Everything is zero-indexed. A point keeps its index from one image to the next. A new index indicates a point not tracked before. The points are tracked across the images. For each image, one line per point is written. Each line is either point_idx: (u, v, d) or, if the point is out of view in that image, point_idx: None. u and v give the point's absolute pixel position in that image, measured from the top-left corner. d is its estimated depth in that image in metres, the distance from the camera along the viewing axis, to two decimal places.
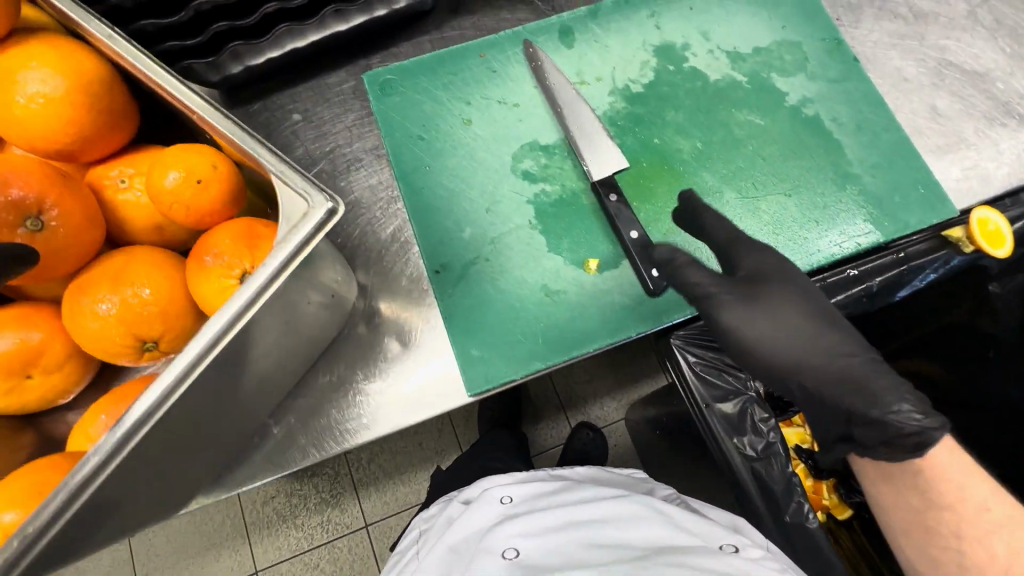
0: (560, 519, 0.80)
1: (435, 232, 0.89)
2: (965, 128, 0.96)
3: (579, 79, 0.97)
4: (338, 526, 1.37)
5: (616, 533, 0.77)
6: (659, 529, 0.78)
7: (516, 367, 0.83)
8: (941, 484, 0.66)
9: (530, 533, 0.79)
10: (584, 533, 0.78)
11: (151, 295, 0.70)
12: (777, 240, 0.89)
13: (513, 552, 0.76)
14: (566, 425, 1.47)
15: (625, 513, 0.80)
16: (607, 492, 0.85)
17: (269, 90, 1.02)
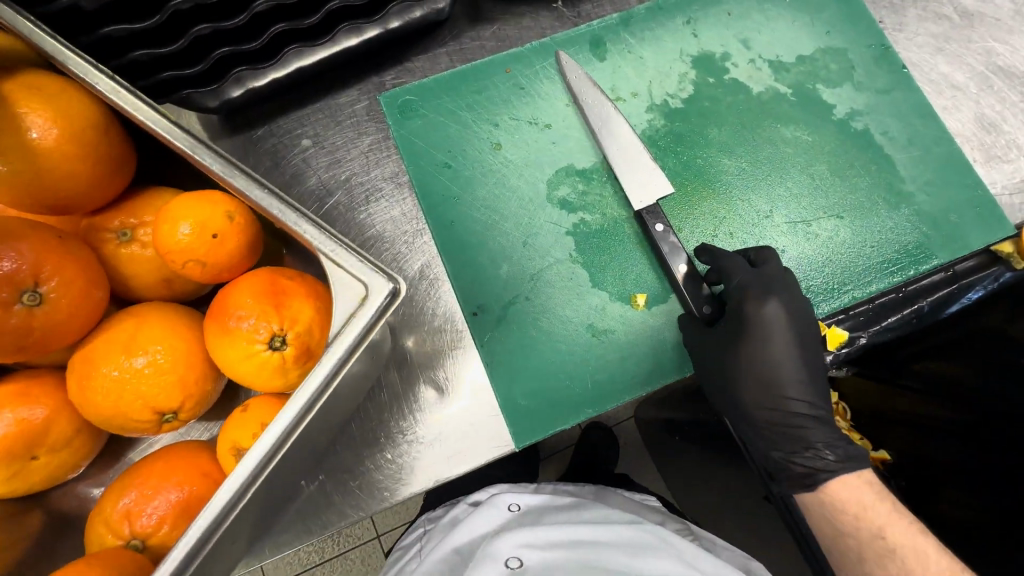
0: (569, 537, 0.78)
1: (471, 270, 0.83)
2: (1019, 138, 0.91)
3: (614, 95, 0.90)
4: (350, 536, 1.33)
5: (623, 558, 0.74)
6: (673, 561, 0.74)
7: (565, 414, 0.79)
8: (849, 516, 0.70)
9: (537, 547, 0.77)
10: (589, 553, 0.74)
11: (167, 362, 0.56)
12: (830, 266, 0.85)
13: (516, 562, 0.74)
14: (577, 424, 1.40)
15: (634, 539, 0.77)
16: (620, 516, 0.83)
17: (274, 113, 0.94)
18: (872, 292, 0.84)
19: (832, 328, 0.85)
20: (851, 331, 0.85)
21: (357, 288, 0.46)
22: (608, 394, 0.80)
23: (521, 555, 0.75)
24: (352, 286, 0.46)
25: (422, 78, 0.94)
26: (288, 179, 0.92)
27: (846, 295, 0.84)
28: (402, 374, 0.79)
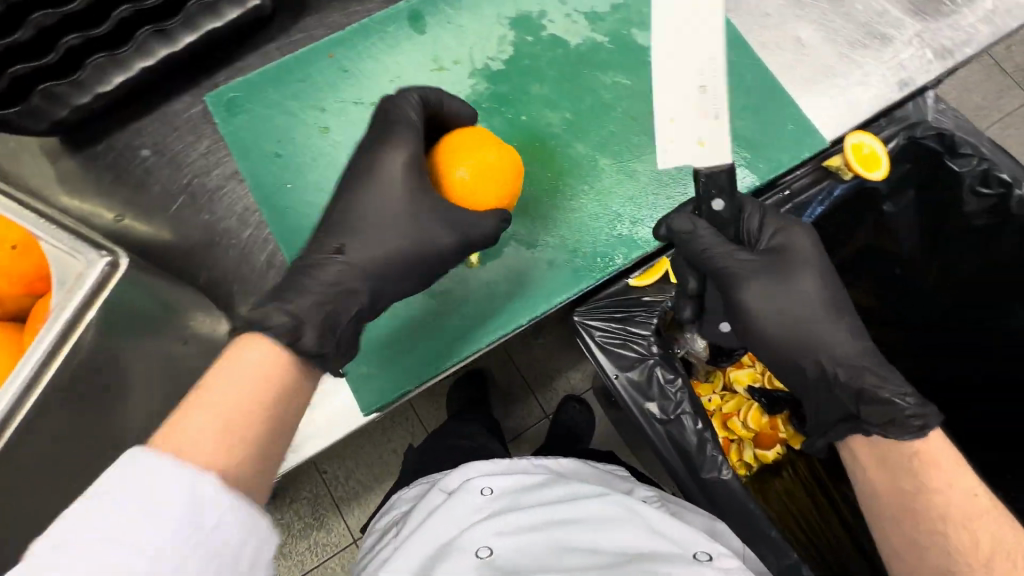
0: (538, 519, 0.76)
1: (307, 252, 0.85)
2: (829, 58, 0.97)
3: (437, 65, 0.92)
4: (329, 545, 1.33)
5: (591, 535, 0.74)
6: (637, 531, 0.75)
7: (411, 374, 0.82)
8: (932, 473, 0.65)
9: (507, 532, 0.75)
10: (558, 535, 0.74)
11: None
12: (657, 199, 0.88)
13: (486, 551, 0.73)
14: (538, 404, 1.41)
15: (603, 515, 0.77)
16: (586, 489, 0.81)
17: (110, 127, 0.95)
18: None
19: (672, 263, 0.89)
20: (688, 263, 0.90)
21: (74, 262, 0.68)
22: (452, 352, 0.82)
23: (491, 543, 0.74)
24: (69, 262, 0.68)
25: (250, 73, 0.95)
26: (135, 191, 0.94)
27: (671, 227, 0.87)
28: None
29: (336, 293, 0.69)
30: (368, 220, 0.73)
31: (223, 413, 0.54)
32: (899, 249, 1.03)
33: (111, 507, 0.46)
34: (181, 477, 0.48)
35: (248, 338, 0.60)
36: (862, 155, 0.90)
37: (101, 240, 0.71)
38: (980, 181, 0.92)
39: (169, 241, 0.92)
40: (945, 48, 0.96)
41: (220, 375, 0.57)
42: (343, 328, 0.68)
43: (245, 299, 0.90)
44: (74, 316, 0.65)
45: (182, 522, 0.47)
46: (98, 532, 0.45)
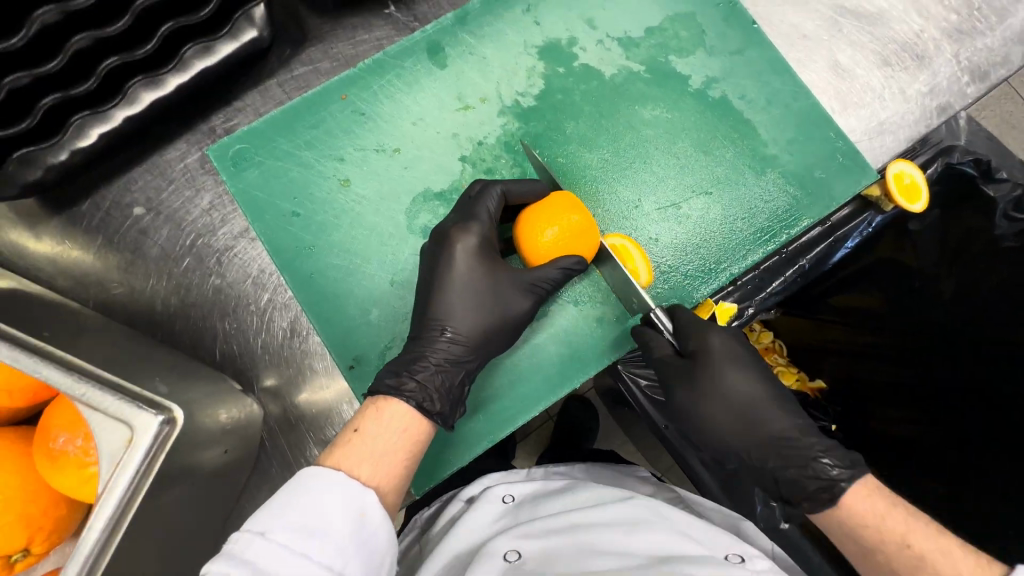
0: (565, 522, 0.73)
1: (339, 322, 0.78)
2: (872, 79, 0.91)
3: (462, 103, 0.85)
4: None
5: (621, 538, 0.70)
6: (668, 536, 0.70)
7: (465, 449, 0.80)
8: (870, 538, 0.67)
9: (534, 535, 0.72)
10: (585, 537, 0.70)
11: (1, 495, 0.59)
12: (705, 246, 0.84)
13: (515, 553, 0.70)
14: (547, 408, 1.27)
15: (630, 517, 0.73)
16: (612, 494, 0.78)
17: (94, 185, 0.84)
18: (748, 264, 0.84)
19: (720, 303, 0.86)
20: (739, 303, 0.88)
21: (122, 430, 0.54)
22: (503, 421, 0.80)
23: (519, 546, 0.71)
24: (116, 428, 0.54)
25: (254, 117, 0.85)
26: (130, 255, 0.84)
27: (722, 276, 0.84)
28: (291, 436, 0.83)
29: (443, 374, 0.71)
30: (456, 306, 0.74)
31: (380, 457, 0.61)
32: (920, 263, 0.95)
33: (281, 524, 0.51)
34: (346, 504, 0.54)
35: (394, 399, 0.66)
36: (904, 186, 0.86)
37: (145, 392, 0.58)
38: (1013, 206, 0.87)
39: (176, 309, 0.83)
40: (980, 69, 0.92)
41: (375, 421, 0.64)
42: (456, 397, 0.71)
43: (270, 368, 0.83)
44: (131, 488, 0.54)
45: (343, 546, 0.52)
46: (273, 543, 0.50)
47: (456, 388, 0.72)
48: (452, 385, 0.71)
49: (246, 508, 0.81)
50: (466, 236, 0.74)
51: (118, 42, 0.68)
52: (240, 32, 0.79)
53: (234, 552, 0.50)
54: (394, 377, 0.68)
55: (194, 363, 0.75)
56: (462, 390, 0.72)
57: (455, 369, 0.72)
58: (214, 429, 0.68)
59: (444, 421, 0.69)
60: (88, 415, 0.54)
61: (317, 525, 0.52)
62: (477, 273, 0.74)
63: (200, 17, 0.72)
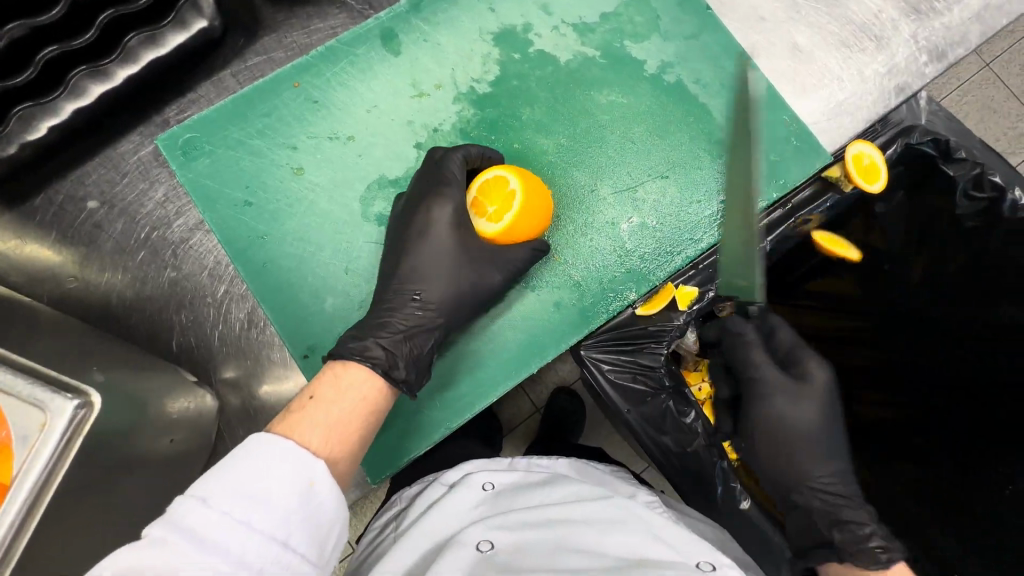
0: (540, 517, 0.73)
1: (293, 312, 0.78)
2: (830, 61, 0.91)
3: (416, 91, 0.84)
4: None
5: (596, 538, 0.69)
6: (640, 538, 0.70)
7: (421, 437, 0.80)
8: None
9: (509, 528, 0.72)
10: (559, 533, 0.70)
11: None
12: (662, 230, 0.85)
13: (487, 545, 0.70)
14: (525, 400, 1.28)
15: (605, 517, 0.72)
16: (593, 490, 0.77)
17: (45, 178, 0.83)
18: (704, 247, 0.85)
19: (680, 287, 0.83)
20: (701, 286, 0.84)
21: (35, 413, 0.51)
22: (462, 408, 0.80)
23: (492, 538, 0.71)
24: (29, 412, 0.51)
25: (206, 107, 0.85)
26: (84, 249, 0.83)
27: (678, 258, 0.84)
28: (251, 428, 0.83)
29: (408, 341, 0.71)
30: (424, 262, 0.75)
31: (333, 426, 0.59)
32: (887, 245, 0.96)
33: (225, 492, 0.49)
34: (294, 473, 0.52)
35: (354, 363, 0.66)
36: (863, 166, 0.86)
37: (63, 376, 0.55)
38: (973, 185, 0.86)
39: (132, 302, 0.83)
40: (939, 49, 0.91)
41: (332, 389, 0.62)
42: (421, 365, 0.71)
43: (228, 360, 0.83)
44: (45, 476, 0.51)
45: (291, 517, 0.50)
46: (216, 512, 0.48)
47: (421, 354, 0.71)
48: (418, 352, 0.71)
49: None
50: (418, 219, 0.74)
51: (56, 31, 0.70)
52: (187, 23, 0.80)
53: (175, 519, 0.47)
54: (358, 341, 0.68)
55: (147, 355, 0.75)
56: (428, 357, 0.72)
57: (424, 334, 0.73)
58: (160, 417, 0.68)
59: (407, 387, 0.68)
60: (1, 400, 0.51)
61: (266, 491, 0.50)
62: (443, 241, 0.75)
63: (138, 5, 0.73)
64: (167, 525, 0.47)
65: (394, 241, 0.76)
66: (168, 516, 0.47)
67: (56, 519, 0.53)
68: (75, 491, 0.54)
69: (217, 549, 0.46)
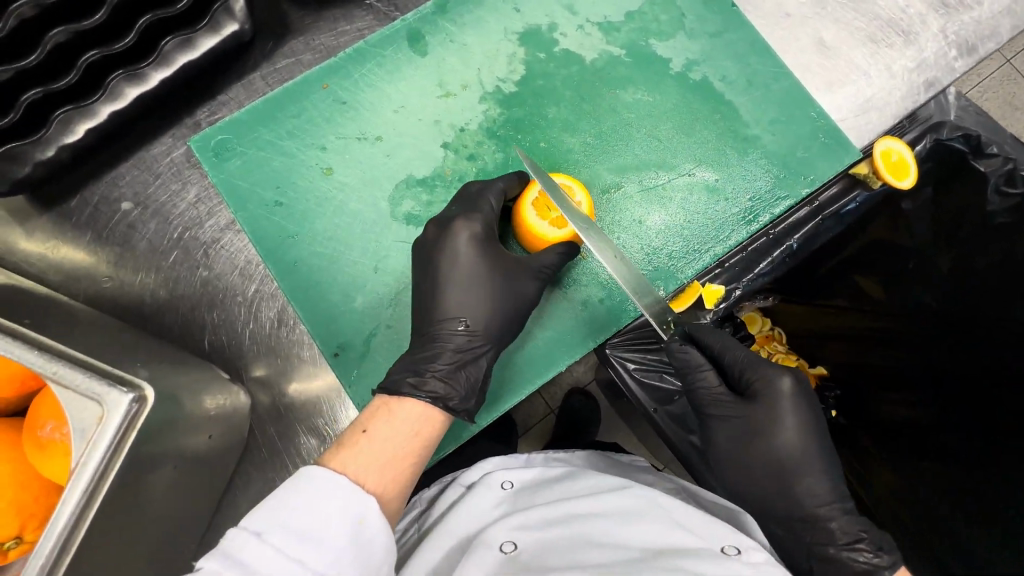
0: (562, 512, 0.73)
1: (323, 310, 0.79)
2: (856, 57, 0.89)
3: (443, 91, 0.85)
4: None
5: (616, 530, 0.69)
6: (662, 525, 0.69)
7: (448, 436, 0.80)
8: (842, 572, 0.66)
9: (533, 527, 0.72)
10: (581, 528, 0.70)
11: None
12: (690, 228, 0.84)
13: (510, 545, 0.70)
14: (545, 401, 1.27)
15: (627, 507, 0.72)
16: (611, 482, 0.78)
17: (82, 180, 0.85)
18: (732, 244, 0.84)
19: (708, 286, 0.85)
20: (727, 285, 0.87)
21: (93, 406, 0.54)
22: (489, 407, 0.81)
23: (515, 538, 0.71)
24: (87, 404, 0.54)
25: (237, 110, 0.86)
26: (118, 249, 0.85)
27: (706, 255, 0.84)
28: (279, 425, 0.84)
29: (462, 371, 0.71)
30: (465, 296, 0.75)
31: (384, 461, 0.59)
32: (914, 244, 0.94)
33: (276, 526, 0.51)
34: (343, 510, 0.53)
35: (409, 398, 0.66)
36: (891, 163, 0.85)
37: (118, 369, 0.57)
38: (1005, 181, 0.85)
39: (165, 302, 0.84)
40: (969, 43, 0.89)
41: (385, 425, 0.63)
42: (478, 389, 0.72)
43: (258, 358, 0.84)
44: (103, 466, 0.53)
45: (339, 554, 0.51)
46: (268, 545, 0.50)
47: (478, 380, 0.73)
48: (473, 378, 0.72)
49: (237, 493, 0.83)
50: (469, 216, 0.74)
51: (97, 35, 0.69)
52: (221, 25, 0.80)
53: (232, 550, 0.49)
54: (415, 374, 0.69)
55: (182, 353, 0.76)
56: (483, 380, 0.73)
57: (472, 359, 0.73)
58: (199, 414, 0.69)
59: (463, 412, 0.70)
60: (61, 393, 0.54)
61: (316, 528, 0.51)
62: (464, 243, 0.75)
63: (177, 9, 0.72)
64: (221, 556, 0.49)
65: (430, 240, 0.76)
66: (222, 548, 0.49)
67: (104, 511, 0.55)
68: (123, 482, 0.56)
69: None
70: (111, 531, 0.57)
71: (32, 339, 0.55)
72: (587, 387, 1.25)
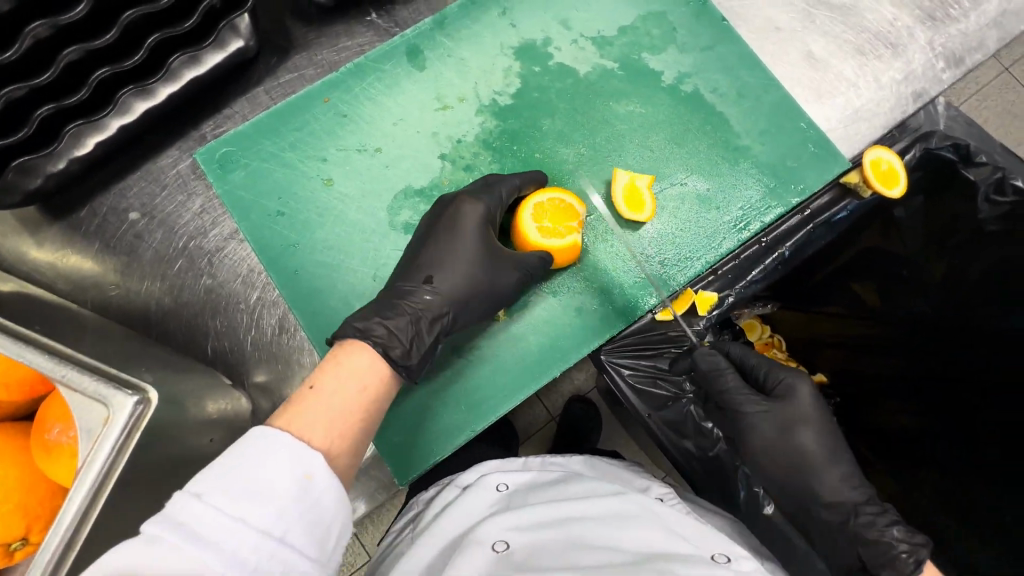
0: (557, 515, 0.73)
1: (323, 317, 0.81)
2: (845, 69, 0.90)
3: (441, 104, 0.87)
4: None
5: (611, 533, 0.70)
6: (656, 532, 0.70)
7: (445, 441, 0.82)
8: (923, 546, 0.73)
9: (526, 528, 0.72)
10: (575, 530, 0.71)
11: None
12: (683, 235, 0.87)
13: (503, 545, 0.70)
14: (544, 407, 1.28)
15: (622, 512, 0.73)
16: (607, 488, 0.79)
17: (91, 192, 0.87)
18: (724, 251, 0.86)
19: (701, 292, 0.87)
20: (721, 291, 0.88)
21: (99, 408, 0.55)
22: (483, 413, 0.82)
23: (508, 538, 0.71)
24: (94, 406, 0.55)
25: (242, 123, 0.89)
26: (125, 258, 0.87)
27: (698, 263, 0.86)
28: None
29: (414, 326, 0.73)
30: (445, 269, 0.78)
31: (329, 417, 0.60)
32: (907, 252, 0.94)
33: (219, 487, 0.50)
34: (291, 464, 0.53)
35: (358, 347, 0.68)
36: (881, 172, 0.87)
37: (124, 373, 0.58)
38: (994, 189, 0.86)
39: (170, 309, 0.86)
40: (956, 55, 0.91)
41: (331, 378, 0.63)
42: (423, 351, 0.73)
43: (260, 364, 0.86)
44: (106, 467, 0.54)
45: (282, 509, 0.51)
46: (211, 506, 0.49)
47: (425, 341, 0.73)
48: (423, 337, 0.73)
49: None
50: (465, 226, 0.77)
51: (107, 53, 0.71)
52: (227, 42, 0.84)
53: (169, 514, 0.48)
54: (364, 322, 0.70)
55: (186, 359, 0.78)
56: (432, 342, 0.74)
57: (426, 316, 0.74)
58: (201, 418, 0.71)
59: (410, 372, 0.71)
60: (70, 396, 0.55)
61: (261, 484, 0.51)
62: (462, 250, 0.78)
63: (184, 28, 0.74)
64: (162, 521, 0.48)
65: (431, 248, 0.78)
66: (164, 511, 0.48)
67: (108, 513, 0.56)
68: (126, 484, 0.58)
69: (211, 545, 0.47)
70: (113, 532, 0.58)
71: (50, 346, 0.57)
72: (586, 394, 1.26)
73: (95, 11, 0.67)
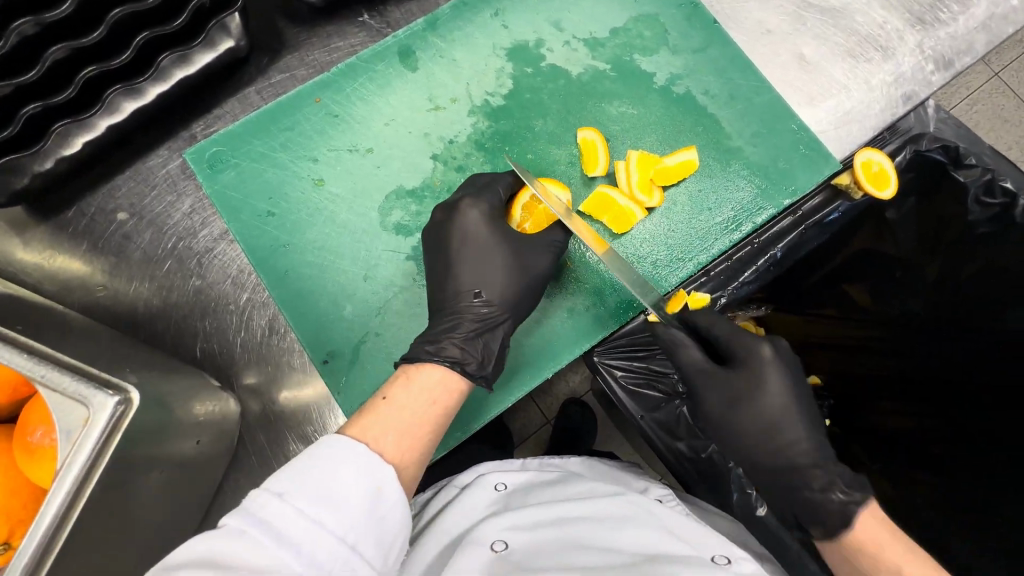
0: (554, 515, 0.72)
1: (313, 318, 0.81)
2: (836, 71, 0.91)
3: (433, 104, 0.87)
4: None
5: (608, 534, 0.69)
6: (652, 532, 0.69)
7: (435, 444, 0.81)
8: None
9: (523, 528, 0.71)
10: (572, 530, 0.70)
11: None
12: (673, 237, 0.87)
13: (502, 545, 0.68)
14: (540, 410, 1.28)
15: (619, 513, 0.72)
16: (605, 488, 0.78)
17: (78, 192, 0.87)
18: (715, 252, 0.86)
19: (693, 293, 0.86)
20: (714, 292, 0.87)
21: (80, 408, 0.55)
22: (475, 414, 0.82)
23: (507, 538, 0.70)
24: (75, 407, 0.55)
25: (232, 123, 0.89)
26: (113, 259, 0.86)
27: (690, 264, 0.86)
28: (270, 433, 0.84)
29: (480, 338, 0.74)
30: (451, 267, 0.78)
31: (401, 430, 0.59)
32: (899, 252, 0.94)
33: (301, 490, 0.49)
34: (364, 475, 0.52)
35: (428, 364, 0.68)
36: (872, 173, 0.86)
37: (102, 372, 0.58)
38: (983, 192, 0.85)
39: (159, 310, 0.86)
40: (945, 58, 0.91)
41: (405, 391, 0.63)
42: (496, 356, 0.75)
43: (249, 366, 0.85)
44: (89, 465, 0.54)
45: (359, 519, 0.50)
46: (293, 508, 0.48)
47: (494, 350, 0.75)
48: (489, 346, 0.75)
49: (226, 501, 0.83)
50: (458, 224, 0.77)
51: (93, 52, 0.71)
52: (217, 42, 0.83)
53: (252, 509, 0.47)
54: (433, 345, 0.71)
55: (175, 360, 0.77)
56: (500, 349, 0.75)
57: (489, 325, 0.76)
58: (189, 420, 0.70)
59: (483, 379, 0.72)
60: (47, 396, 0.55)
61: (336, 492, 0.50)
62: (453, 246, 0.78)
63: (173, 27, 0.74)
64: (244, 515, 0.47)
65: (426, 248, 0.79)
66: (244, 505, 0.47)
67: (90, 514, 0.55)
68: (109, 486, 0.57)
69: (288, 544, 0.46)
70: (94, 535, 0.57)
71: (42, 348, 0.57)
72: (582, 397, 1.26)
73: (84, 8, 0.66)
